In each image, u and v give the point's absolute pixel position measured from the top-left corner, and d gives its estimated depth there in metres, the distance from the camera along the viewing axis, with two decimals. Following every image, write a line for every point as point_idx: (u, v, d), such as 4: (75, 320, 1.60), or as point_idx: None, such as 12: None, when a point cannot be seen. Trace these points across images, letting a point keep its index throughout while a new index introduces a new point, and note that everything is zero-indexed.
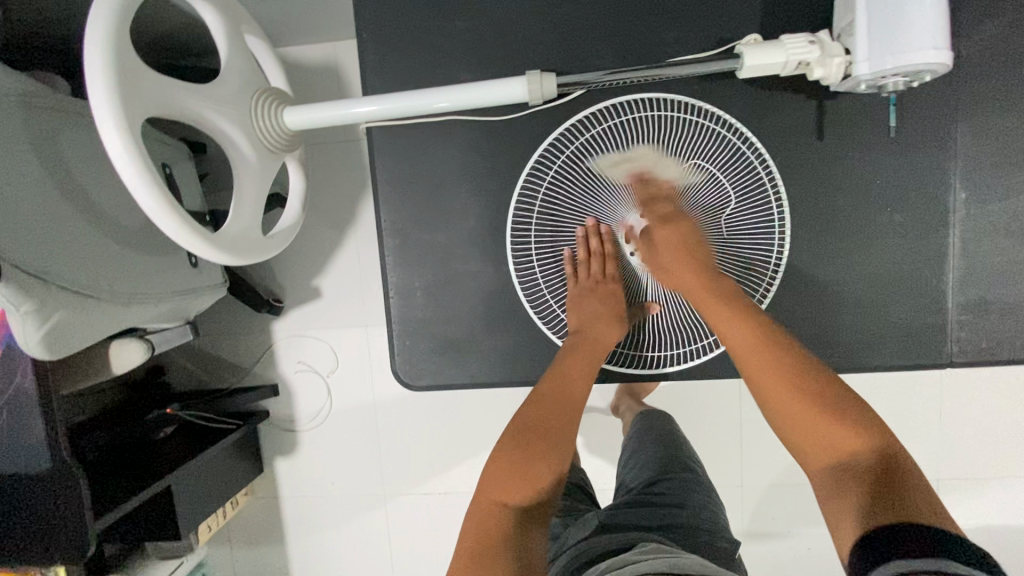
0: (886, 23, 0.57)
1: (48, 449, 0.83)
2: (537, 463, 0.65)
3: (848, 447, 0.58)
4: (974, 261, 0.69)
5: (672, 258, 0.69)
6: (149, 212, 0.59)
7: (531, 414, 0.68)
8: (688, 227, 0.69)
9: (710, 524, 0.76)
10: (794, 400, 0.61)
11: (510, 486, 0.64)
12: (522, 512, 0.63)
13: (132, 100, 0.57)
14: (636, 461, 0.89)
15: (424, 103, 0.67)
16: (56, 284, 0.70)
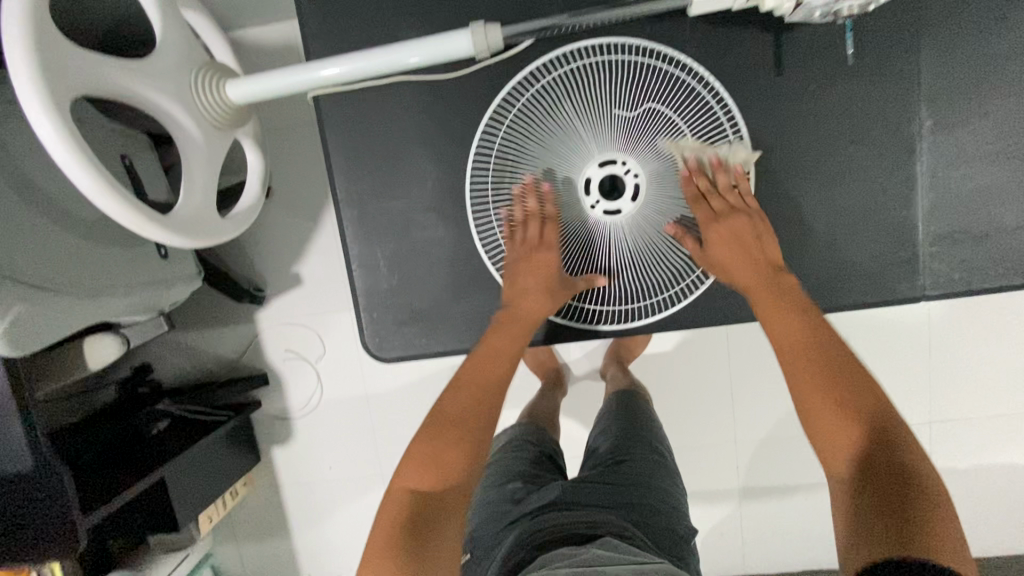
0: None
1: (29, 449, 0.83)
2: (452, 448, 0.63)
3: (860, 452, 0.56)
4: (945, 190, 0.68)
5: (726, 253, 0.67)
6: (90, 194, 0.57)
7: (451, 397, 0.68)
8: (753, 219, 0.67)
9: (671, 507, 0.79)
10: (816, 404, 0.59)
11: (422, 470, 0.62)
12: (434, 499, 0.61)
13: (56, 77, 0.55)
14: (609, 433, 0.90)
15: (363, 65, 0.64)
16: (11, 279, 0.69)
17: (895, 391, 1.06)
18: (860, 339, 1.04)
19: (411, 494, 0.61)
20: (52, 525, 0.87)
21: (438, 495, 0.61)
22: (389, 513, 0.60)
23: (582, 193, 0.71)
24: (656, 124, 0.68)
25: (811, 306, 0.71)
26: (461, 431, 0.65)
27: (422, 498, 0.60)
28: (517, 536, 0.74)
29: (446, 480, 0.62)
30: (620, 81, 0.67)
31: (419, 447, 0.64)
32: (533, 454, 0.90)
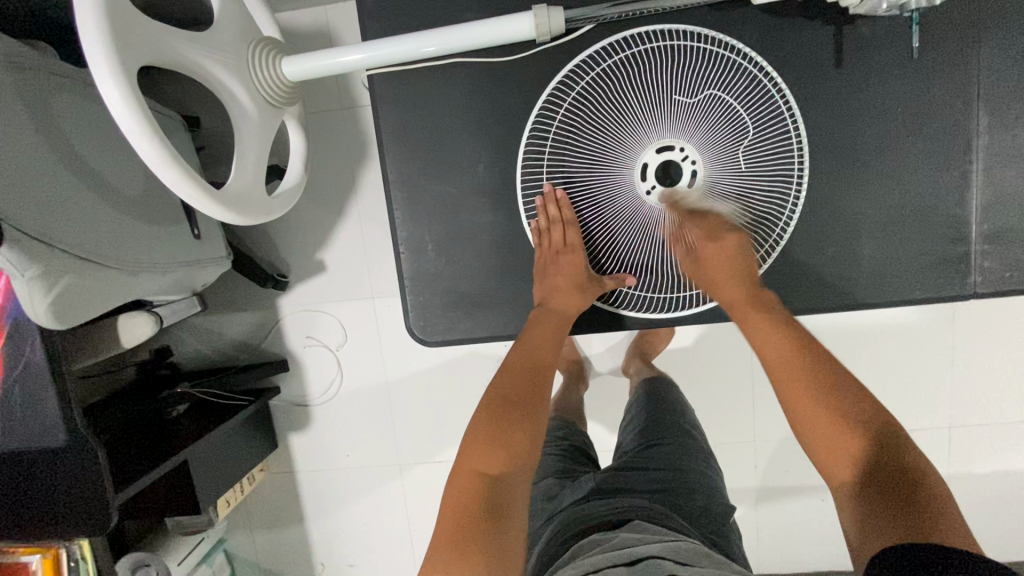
0: None
1: (63, 424, 0.83)
2: (511, 432, 0.64)
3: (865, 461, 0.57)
4: (999, 188, 0.68)
5: (718, 271, 0.70)
6: (151, 164, 0.57)
7: (502, 386, 0.69)
8: (740, 240, 0.69)
9: (705, 488, 0.79)
10: (817, 412, 0.61)
11: (489, 455, 0.63)
12: (503, 481, 0.62)
13: (126, 43, 0.55)
14: (636, 424, 0.90)
15: (416, 48, 0.64)
16: (60, 248, 0.68)
17: (922, 393, 1.06)
18: (890, 341, 1.04)
19: (482, 477, 0.61)
20: (82, 502, 0.86)
21: (508, 476, 0.62)
22: (455, 500, 0.60)
23: (638, 179, 0.71)
24: (715, 111, 0.68)
25: (859, 300, 0.71)
26: (518, 414, 0.66)
27: (494, 480, 0.61)
28: (551, 533, 0.74)
29: (511, 461, 0.63)
30: (680, 67, 0.67)
31: (478, 432, 0.64)
32: (563, 449, 0.90)
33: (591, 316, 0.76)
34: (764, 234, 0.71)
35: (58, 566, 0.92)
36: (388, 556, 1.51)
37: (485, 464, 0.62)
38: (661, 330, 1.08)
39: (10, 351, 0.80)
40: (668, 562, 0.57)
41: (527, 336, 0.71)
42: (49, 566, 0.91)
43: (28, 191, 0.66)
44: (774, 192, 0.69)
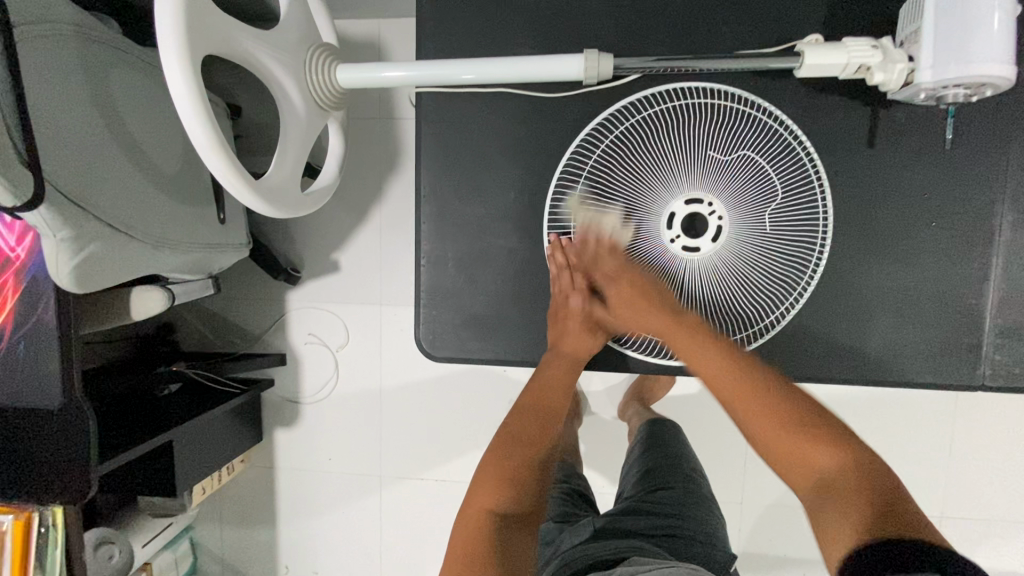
0: (954, 32, 0.57)
1: (61, 388, 0.83)
2: (520, 467, 0.66)
3: (828, 463, 0.58)
4: (1017, 285, 0.68)
5: (627, 308, 0.71)
6: (200, 149, 0.59)
7: (513, 423, 0.70)
8: (639, 272, 0.71)
9: (707, 534, 0.77)
10: (772, 420, 0.61)
11: (497, 493, 0.65)
12: (509, 521, 0.64)
13: (196, 30, 0.57)
14: (636, 469, 0.89)
15: (450, 74, 0.67)
16: (94, 215, 0.69)
17: (918, 478, 1.04)
18: (891, 420, 1.03)
19: (490, 515, 0.63)
20: (66, 468, 0.86)
21: (513, 515, 0.64)
22: (464, 538, 0.63)
23: (664, 227, 0.72)
24: (747, 171, 0.69)
25: (870, 375, 0.71)
26: (529, 450, 0.68)
27: (500, 518, 0.63)
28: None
29: (519, 499, 0.65)
30: (716, 125, 0.70)
31: (489, 469, 0.66)
32: (562, 490, 0.89)
33: (600, 353, 0.76)
34: (783, 294, 0.71)
35: (29, 531, 0.90)
36: (355, 568, 1.48)
37: (493, 501, 0.64)
38: (663, 377, 1.09)
39: (24, 308, 0.81)
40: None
41: (540, 375, 0.72)
42: (18, 530, 0.89)
43: (70, 154, 0.67)
44: (795, 256, 0.70)
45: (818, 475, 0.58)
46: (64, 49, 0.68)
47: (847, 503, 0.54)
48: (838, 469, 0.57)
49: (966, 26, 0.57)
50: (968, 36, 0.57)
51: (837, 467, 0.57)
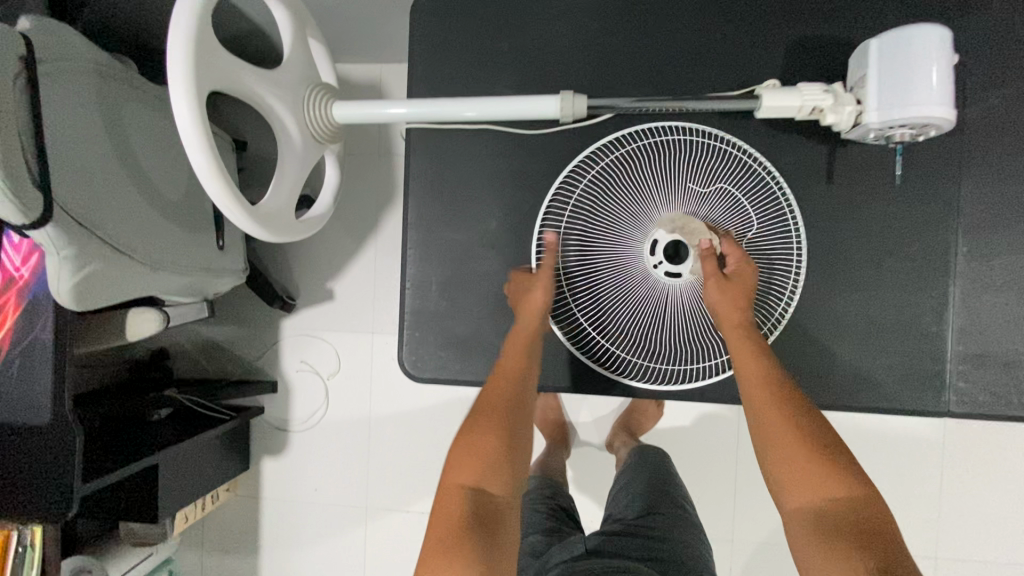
0: (896, 79, 0.63)
1: (51, 405, 0.85)
2: (490, 446, 0.66)
3: (834, 493, 0.60)
4: (975, 313, 0.71)
5: (719, 289, 0.70)
6: (200, 175, 0.63)
7: (485, 398, 0.70)
8: (738, 262, 0.71)
9: (699, 559, 0.77)
10: (790, 450, 0.63)
11: (474, 470, 0.65)
12: (486, 496, 0.64)
13: (203, 69, 0.63)
14: (626, 491, 0.89)
15: (453, 111, 0.73)
16: (98, 236, 0.73)
17: (899, 513, 1.05)
18: (866, 452, 1.06)
19: (467, 490, 0.63)
20: (46, 487, 0.86)
21: (489, 493, 0.64)
22: (442, 514, 0.62)
23: (648, 253, 0.74)
24: (724, 204, 0.74)
25: (839, 401, 0.73)
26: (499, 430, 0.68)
27: (477, 495, 0.63)
28: None
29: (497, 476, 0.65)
30: (695, 159, 0.74)
31: (467, 449, 0.66)
32: (552, 509, 0.89)
33: (577, 376, 0.79)
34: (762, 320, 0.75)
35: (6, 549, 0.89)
36: None
37: (470, 481, 0.64)
38: (649, 409, 1.11)
39: (21, 326, 0.84)
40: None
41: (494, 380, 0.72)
42: None
43: (80, 178, 0.72)
44: (771, 286, 0.74)
45: (818, 503, 0.60)
46: (84, 84, 0.74)
47: (850, 536, 0.57)
48: (844, 501, 0.60)
49: (906, 75, 0.62)
50: (913, 81, 0.62)
51: (850, 501, 0.60)
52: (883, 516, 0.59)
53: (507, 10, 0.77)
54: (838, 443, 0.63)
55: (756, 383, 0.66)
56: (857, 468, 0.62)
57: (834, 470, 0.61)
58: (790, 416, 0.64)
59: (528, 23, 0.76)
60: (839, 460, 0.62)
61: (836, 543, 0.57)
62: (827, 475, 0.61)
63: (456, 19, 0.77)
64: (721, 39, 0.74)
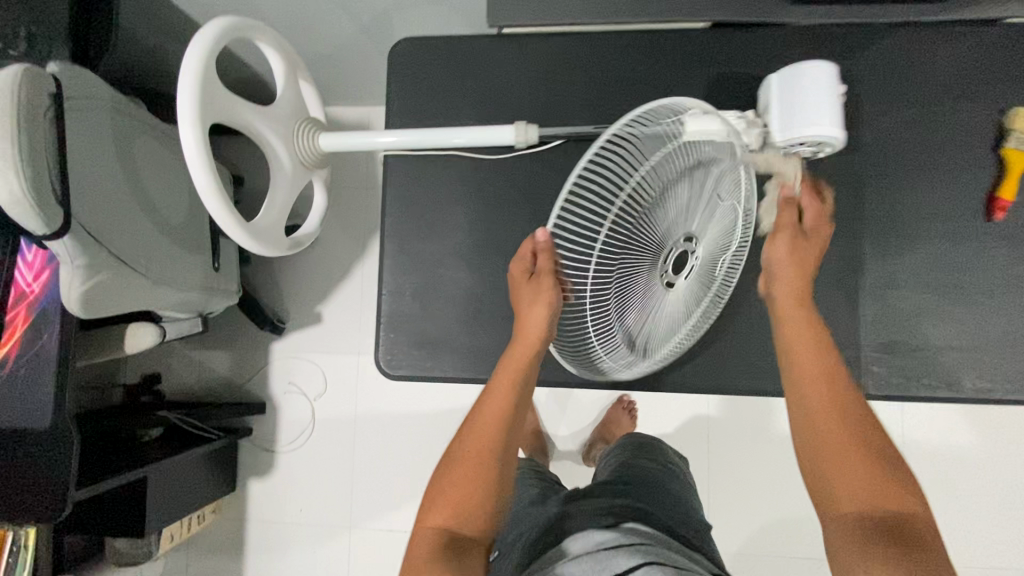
0: (795, 106, 0.75)
1: (53, 410, 0.91)
2: (476, 486, 0.65)
3: (878, 489, 0.60)
4: (883, 306, 0.81)
5: (793, 248, 0.74)
6: (202, 195, 0.73)
7: (476, 428, 0.70)
8: (818, 233, 0.76)
9: (685, 505, 0.81)
10: (843, 438, 0.63)
11: (457, 512, 0.64)
12: (465, 539, 0.63)
13: (208, 104, 0.73)
14: (611, 458, 0.95)
15: (445, 138, 0.83)
16: (108, 250, 0.82)
17: None
18: None
19: (447, 533, 0.63)
20: (43, 487, 0.92)
21: (469, 539, 0.64)
22: (422, 555, 0.62)
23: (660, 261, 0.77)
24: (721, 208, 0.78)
25: None
26: (486, 465, 0.67)
27: (455, 539, 0.63)
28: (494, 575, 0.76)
29: (477, 520, 0.64)
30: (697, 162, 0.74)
31: (453, 485, 0.66)
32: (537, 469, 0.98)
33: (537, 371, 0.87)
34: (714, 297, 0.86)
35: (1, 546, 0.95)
36: None
37: (448, 517, 0.64)
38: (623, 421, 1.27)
39: (30, 337, 0.91)
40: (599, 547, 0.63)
41: (478, 410, 0.71)
42: None
43: (95, 198, 0.81)
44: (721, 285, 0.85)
45: (863, 499, 0.59)
46: (102, 119, 0.85)
47: (889, 533, 0.57)
48: (887, 499, 0.59)
49: (803, 102, 0.74)
50: (816, 103, 0.73)
51: (893, 499, 0.59)
52: (918, 517, 0.59)
53: (470, 54, 0.89)
54: (883, 441, 0.63)
55: (805, 365, 0.68)
56: (902, 466, 0.61)
57: (879, 467, 0.61)
58: (836, 399, 0.65)
59: (488, 65, 0.89)
60: (883, 457, 0.61)
61: (873, 534, 0.57)
62: (871, 471, 0.61)
63: (426, 63, 0.90)
64: (652, 77, 0.86)
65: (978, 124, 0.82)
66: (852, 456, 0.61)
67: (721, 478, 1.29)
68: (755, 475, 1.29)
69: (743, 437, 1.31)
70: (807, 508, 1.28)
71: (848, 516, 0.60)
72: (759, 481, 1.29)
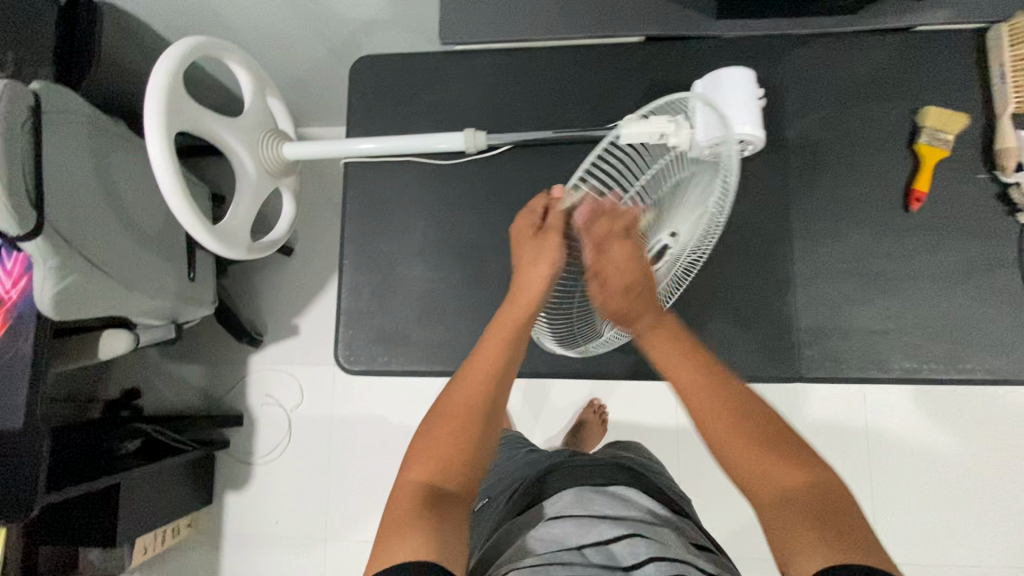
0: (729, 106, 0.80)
1: (25, 412, 0.94)
2: (462, 436, 0.64)
3: (786, 477, 0.59)
4: (813, 294, 0.87)
5: (612, 287, 0.70)
6: (167, 196, 0.77)
7: (462, 384, 0.68)
8: (628, 247, 0.70)
9: (659, 473, 0.87)
10: (736, 441, 0.61)
11: (439, 465, 0.62)
12: (449, 490, 0.61)
13: (173, 114, 0.79)
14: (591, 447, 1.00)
15: (427, 143, 0.89)
16: (81, 253, 0.87)
17: None
18: None
19: (427, 485, 0.61)
20: (16, 487, 0.95)
21: (454, 491, 0.61)
22: (398, 511, 0.59)
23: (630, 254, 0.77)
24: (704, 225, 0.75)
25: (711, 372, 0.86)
26: (472, 416, 0.65)
27: (438, 490, 0.61)
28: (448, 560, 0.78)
29: (462, 472, 0.62)
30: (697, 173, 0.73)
31: (435, 438, 0.64)
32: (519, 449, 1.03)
33: None
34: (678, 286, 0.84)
35: None
36: None
37: (429, 472, 0.62)
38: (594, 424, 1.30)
39: (5, 342, 0.95)
40: (583, 514, 0.64)
41: (466, 368, 0.70)
42: None
43: (69, 205, 0.86)
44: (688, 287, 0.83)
45: (779, 489, 0.58)
46: (79, 133, 0.91)
47: (809, 515, 0.55)
48: (797, 484, 0.58)
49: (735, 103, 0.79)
50: (736, 105, 0.80)
51: (800, 483, 0.58)
52: (833, 487, 0.58)
53: (424, 69, 0.96)
54: (778, 427, 0.62)
55: (689, 387, 0.66)
56: (804, 444, 0.61)
57: (781, 455, 0.60)
58: (726, 404, 0.64)
59: (440, 79, 0.96)
60: (782, 441, 0.61)
61: (795, 519, 0.55)
62: (777, 460, 0.60)
63: (383, 78, 0.97)
64: (591, 87, 0.93)
65: (895, 122, 0.88)
66: (753, 451, 0.60)
67: (689, 478, 1.32)
68: (722, 474, 1.31)
69: None
70: None
71: (778, 514, 0.56)
72: (725, 480, 1.31)
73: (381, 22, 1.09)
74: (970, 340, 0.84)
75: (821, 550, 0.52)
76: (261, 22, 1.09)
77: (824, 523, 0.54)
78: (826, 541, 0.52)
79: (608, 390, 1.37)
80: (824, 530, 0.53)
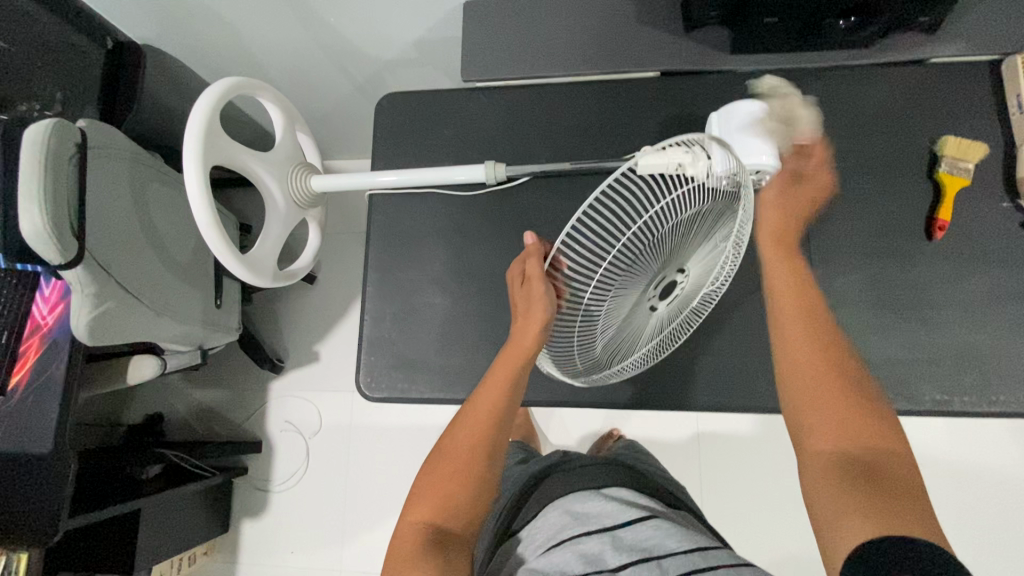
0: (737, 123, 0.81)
1: (53, 435, 0.96)
2: (456, 480, 0.62)
3: (862, 437, 0.55)
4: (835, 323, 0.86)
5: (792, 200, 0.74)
6: (201, 227, 0.80)
7: (460, 433, 0.66)
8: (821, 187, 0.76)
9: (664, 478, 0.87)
10: (821, 387, 0.58)
11: (440, 507, 0.61)
12: (452, 531, 0.60)
13: (210, 147, 0.83)
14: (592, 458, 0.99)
15: (453, 175, 0.91)
16: (115, 280, 0.91)
17: None
18: None
19: (426, 526, 0.59)
20: (40, 511, 0.96)
21: (457, 533, 0.60)
22: (399, 554, 0.57)
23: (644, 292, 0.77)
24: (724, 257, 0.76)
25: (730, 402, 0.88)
26: (471, 458, 0.63)
27: (438, 531, 0.59)
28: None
29: (463, 512, 0.61)
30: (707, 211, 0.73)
31: (432, 480, 0.63)
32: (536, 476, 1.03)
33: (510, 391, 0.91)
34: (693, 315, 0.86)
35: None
36: None
37: (431, 514, 0.60)
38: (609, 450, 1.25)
39: (39, 366, 0.98)
40: (577, 535, 0.62)
41: (468, 409, 0.68)
42: None
43: (106, 232, 0.90)
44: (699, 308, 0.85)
45: (841, 447, 0.55)
46: (121, 167, 0.96)
47: (863, 479, 0.52)
48: (870, 445, 0.54)
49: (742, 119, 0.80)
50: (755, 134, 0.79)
51: (875, 444, 0.54)
52: (903, 458, 0.54)
53: (448, 105, 1.00)
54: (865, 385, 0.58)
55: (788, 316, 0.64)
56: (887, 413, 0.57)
57: (860, 410, 0.57)
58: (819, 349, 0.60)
59: (462, 115, 0.99)
60: (863, 405, 0.57)
61: (849, 475, 0.53)
62: (858, 417, 0.56)
63: (407, 114, 1.01)
64: (607, 121, 0.96)
65: (913, 151, 0.88)
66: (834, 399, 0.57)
67: (711, 511, 1.28)
68: (745, 511, 1.27)
69: (730, 470, 1.30)
70: (803, 544, 1.24)
71: (833, 465, 0.54)
72: (750, 517, 1.27)
73: (406, 61, 1.14)
74: (1003, 373, 0.82)
75: (861, 520, 0.50)
76: (292, 62, 1.15)
77: (876, 484, 0.52)
78: (876, 504, 0.50)
79: (627, 420, 1.35)
80: (874, 497, 0.51)
